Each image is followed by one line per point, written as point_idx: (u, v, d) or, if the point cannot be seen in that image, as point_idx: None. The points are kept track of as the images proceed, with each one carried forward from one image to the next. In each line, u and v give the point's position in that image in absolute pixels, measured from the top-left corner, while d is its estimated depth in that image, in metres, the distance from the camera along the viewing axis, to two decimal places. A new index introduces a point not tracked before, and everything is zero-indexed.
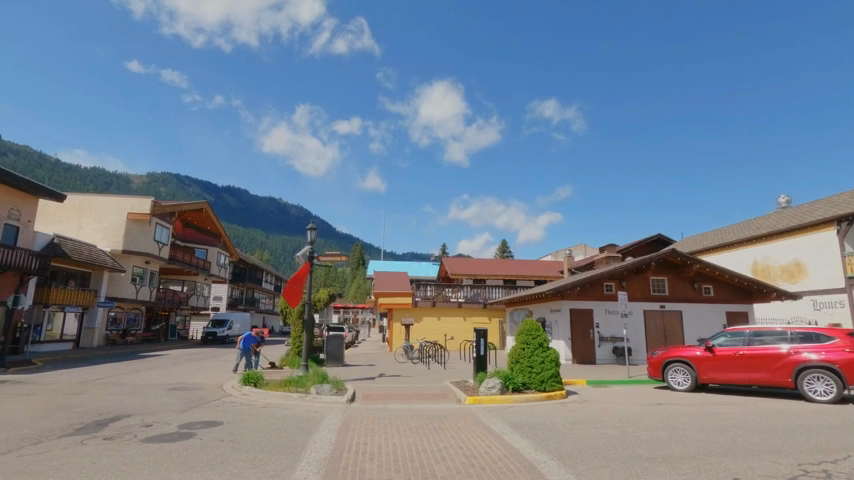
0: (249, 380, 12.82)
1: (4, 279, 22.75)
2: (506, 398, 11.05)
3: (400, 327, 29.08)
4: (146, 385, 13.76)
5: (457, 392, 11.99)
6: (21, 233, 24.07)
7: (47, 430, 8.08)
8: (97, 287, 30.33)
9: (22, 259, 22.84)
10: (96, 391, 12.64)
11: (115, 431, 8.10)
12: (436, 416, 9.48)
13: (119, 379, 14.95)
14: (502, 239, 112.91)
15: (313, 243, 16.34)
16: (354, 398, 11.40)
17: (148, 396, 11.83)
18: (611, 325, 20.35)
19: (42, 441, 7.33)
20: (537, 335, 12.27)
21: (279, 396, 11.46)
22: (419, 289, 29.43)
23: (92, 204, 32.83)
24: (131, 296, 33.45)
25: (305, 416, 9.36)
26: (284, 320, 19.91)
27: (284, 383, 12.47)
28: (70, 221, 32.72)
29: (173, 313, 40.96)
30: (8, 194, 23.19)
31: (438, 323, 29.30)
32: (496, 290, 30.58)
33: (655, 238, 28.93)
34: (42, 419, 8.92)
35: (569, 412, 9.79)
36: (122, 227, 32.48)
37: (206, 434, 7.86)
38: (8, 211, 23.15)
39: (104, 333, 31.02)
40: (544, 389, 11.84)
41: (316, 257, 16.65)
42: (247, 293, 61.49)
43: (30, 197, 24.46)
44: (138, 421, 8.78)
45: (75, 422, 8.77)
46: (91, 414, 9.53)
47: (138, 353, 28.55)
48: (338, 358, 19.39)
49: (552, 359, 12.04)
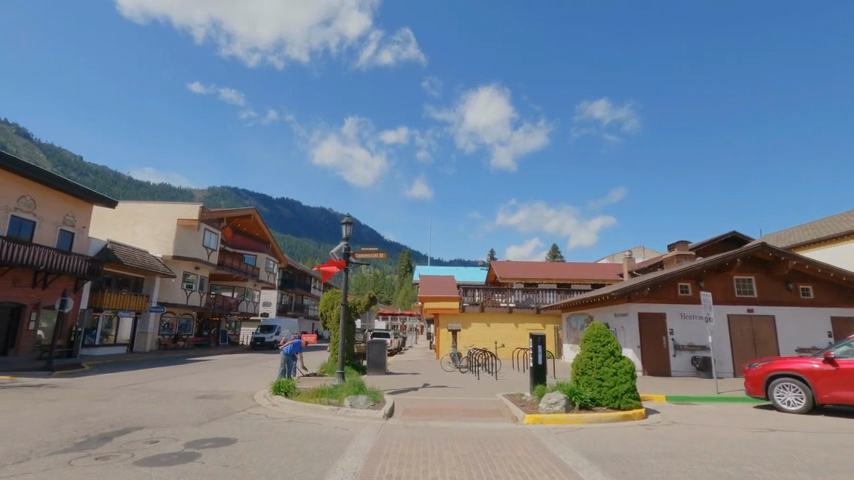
0: (279, 389, 11.63)
1: (59, 283, 23.27)
2: (574, 417, 9.12)
3: (447, 333, 27.50)
4: (176, 393, 12.92)
5: (512, 408, 10.16)
6: (76, 239, 24.52)
7: (41, 445, 7.07)
8: (149, 291, 30.88)
9: (75, 264, 23.31)
10: (123, 398, 11.91)
11: (116, 447, 6.97)
12: (487, 439, 7.75)
13: (151, 385, 14.26)
14: (553, 245, 109.57)
15: (349, 239, 15.13)
16: (392, 413, 9.88)
17: (172, 405, 10.87)
18: (690, 332, 17.70)
19: (27, 460, 6.28)
20: (607, 342, 10.21)
21: (309, 408, 10.14)
22: (466, 294, 27.71)
23: (145, 211, 33.67)
24: (182, 301, 33.98)
25: (333, 435, 7.97)
26: (324, 324, 18.73)
27: (316, 392, 11.19)
28: (126, 227, 33.70)
29: (223, 319, 41.51)
30: (62, 200, 23.68)
31: (488, 329, 27.40)
32: (550, 294, 28.40)
33: (732, 235, 25.70)
34: (46, 431, 8.00)
35: (658, 440, 7.78)
36: (173, 233, 33.02)
37: (211, 456, 6.57)
38: (63, 217, 23.66)
39: (156, 337, 31.47)
40: (618, 406, 9.80)
41: (352, 255, 15.30)
42: (295, 300, 62.05)
43: (84, 203, 24.94)
44: (144, 436, 7.64)
45: (77, 435, 7.76)
46: (102, 425, 8.58)
47: (185, 358, 28.49)
48: (381, 365, 17.99)
49: (627, 370, 9.93)
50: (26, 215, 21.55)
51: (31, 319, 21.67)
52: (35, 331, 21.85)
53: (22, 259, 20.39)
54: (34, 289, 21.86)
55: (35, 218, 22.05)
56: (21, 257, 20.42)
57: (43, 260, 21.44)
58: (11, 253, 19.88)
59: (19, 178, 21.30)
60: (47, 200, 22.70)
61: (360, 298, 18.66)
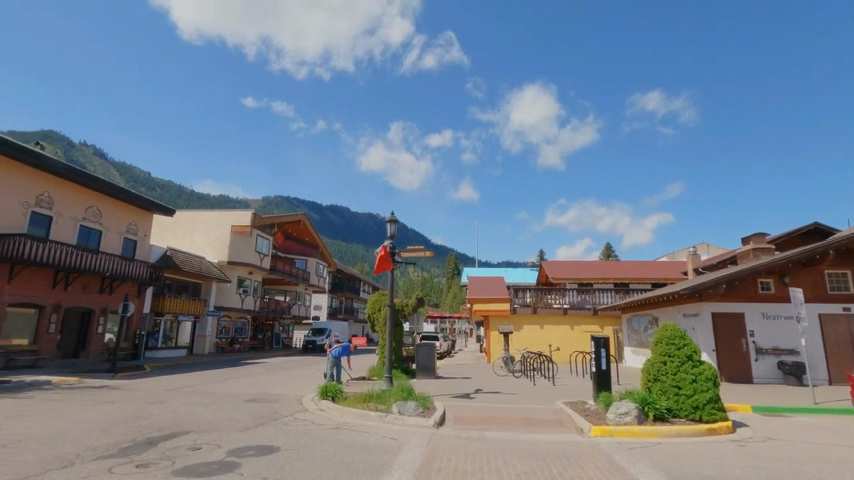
0: (326, 393, 11.27)
1: (123, 289, 24.47)
2: (648, 430, 8.04)
3: (497, 336, 26.51)
4: (226, 396, 12.89)
5: (576, 418, 9.17)
6: (139, 247, 25.75)
7: (88, 449, 6.98)
8: (207, 296, 32.03)
9: (137, 270, 24.42)
10: (176, 400, 11.98)
11: (159, 453, 6.72)
12: (551, 453, 6.90)
13: (204, 388, 14.36)
14: (606, 244, 105.43)
15: (395, 237, 14.68)
16: (443, 421, 9.19)
17: (221, 409, 10.76)
18: (774, 334, 15.82)
19: (72, 465, 6.13)
20: (684, 345, 9.05)
21: (356, 414, 9.66)
22: (517, 295, 26.61)
23: (202, 219, 35.07)
24: (237, 306, 35.02)
25: (380, 444, 7.40)
26: (371, 326, 18.35)
27: (363, 397, 10.73)
28: (184, 235, 35.19)
29: (276, 322, 42.55)
30: (126, 210, 24.91)
31: (541, 332, 26.13)
32: (607, 294, 26.75)
33: (816, 226, 23.10)
34: (97, 434, 7.96)
35: (755, 460, 6.61)
36: (228, 240, 34.20)
37: (251, 466, 6.16)
38: (127, 226, 24.90)
39: (214, 340, 32.59)
40: (699, 418, 8.60)
41: (398, 254, 14.80)
42: (345, 303, 62.87)
43: (146, 213, 26.16)
44: (188, 442, 7.37)
45: (124, 439, 7.63)
46: (150, 429, 8.48)
47: (241, 361, 29.21)
48: (431, 369, 17.37)
49: (707, 377, 8.71)
50: (93, 224, 22.77)
51: (99, 323, 22.91)
52: (102, 334, 23.09)
53: (90, 266, 21.49)
54: (102, 295, 23.08)
55: (101, 227, 23.25)
56: (89, 263, 21.51)
57: (108, 267, 22.56)
58: (80, 260, 21.01)
59: (88, 190, 22.56)
60: (112, 210, 23.93)
61: (407, 300, 18.13)
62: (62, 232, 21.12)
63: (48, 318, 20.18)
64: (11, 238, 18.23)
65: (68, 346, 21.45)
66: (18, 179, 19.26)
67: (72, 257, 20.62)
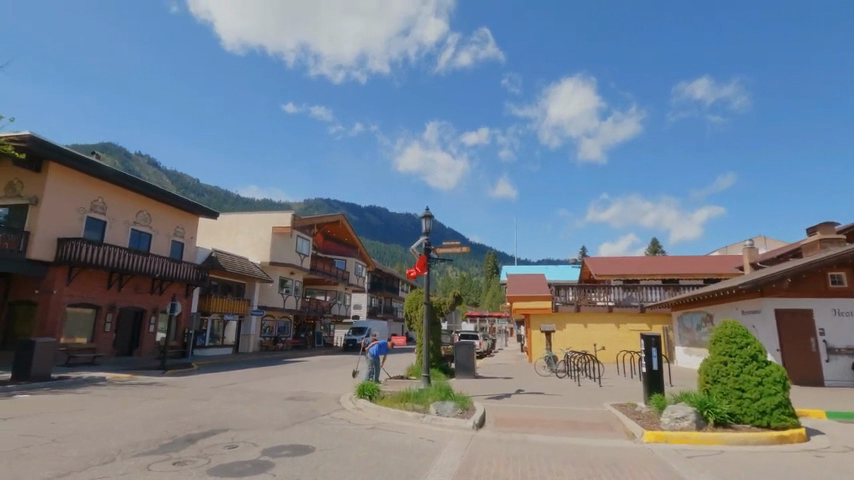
0: (364, 392, 11.12)
1: (172, 289, 25.45)
2: (709, 437, 7.34)
3: (539, 335, 25.75)
4: (267, 394, 13.00)
5: (626, 422, 8.55)
6: (186, 249, 26.75)
7: (130, 445, 7.07)
8: (251, 296, 32.94)
9: (185, 271, 25.35)
10: (218, 397, 12.20)
11: (196, 451, 6.69)
12: (600, 460, 6.38)
13: (246, 385, 14.60)
14: (652, 240, 101.31)
15: (430, 234, 14.37)
16: (483, 423, 8.80)
17: (260, 407, 10.80)
18: (846, 332, 14.45)
19: (112, 461, 6.18)
20: (746, 344, 8.25)
21: (393, 414, 9.41)
22: (559, 293, 25.75)
23: (244, 221, 36.12)
24: (280, 305, 35.84)
25: (417, 447, 7.12)
26: (409, 325, 18.13)
27: (400, 397, 10.47)
28: (229, 237, 36.35)
29: (318, 321, 43.30)
30: (174, 214, 25.92)
31: (585, 331, 25.15)
32: (655, 291, 25.42)
33: None
34: (140, 430, 8.09)
35: (836, 473, 5.85)
36: (269, 241, 35.05)
37: (285, 467, 6.00)
38: (174, 229, 25.91)
39: (258, 339, 33.49)
40: (767, 425, 7.79)
41: (434, 251, 14.48)
42: (384, 303, 63.25)
43: (192, 216, 27.12)
44: (225, 440, 7.33)
45: (165, 436, 7.71)
46: (191, 426, 8.54)
47: (283, 359, 29.81)
48: (470, 368, 16.98)
49: (775, 379, 7.88)
50: (144, 228, 23.82)
51: (151, 322, 23.95)
52: (154, 333, 24.13)
53: (142, 268, 22.47)
54: (153, 296, 24.10)
55: (151, 231, 24.29)
56: (140, 265, 22.46)
57: (158, 268, 23.52)
58: (131, 262, 21.96)
59: (139, 195, 23.59)
60: (160, 214, 24.94)
61: (445, 298, 17.76)
62: (115, 236, 22.19)
63: (104, 317, 21.25)
64: (70, 242, 19.27)
65: (123, 344, 22.51)
66: (75, 186, 20.33)
67: (125, 259, 21.62)
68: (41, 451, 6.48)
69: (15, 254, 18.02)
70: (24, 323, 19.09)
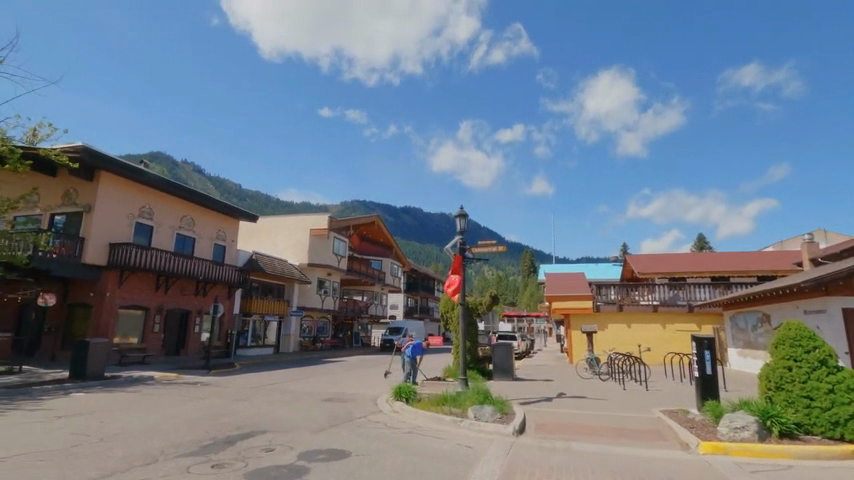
0: (400, 394, 10.99)
1: (216, 291, 26.29)
2: (773, 449, 6.73)
3: (580, 335, 24.97)
4: (305, 394, 13.11)
5: (678, 430, 8.00)
6: (228, 252, 27.59)
7: (172, 445, 7.19)
8: (290, 297, 33.66)
9: (227, 274, 26.12)
10: (259, 398, 12.39)
11: (234, 453, 6.73)
12: (651, 472, 5.95)
13: (285, 386, 14.82)
14: (699, 236, 96.71)
15: (464, 233, 14.11)
16: (523, 428, 8.47)
17: (299, 408, 10.87)
18: None
19: (155, 462, 6.28)
20: (814, 347, 7.54)
21: (430, 418, 9.23)
22: (600, 292, 24.86)
23: (283, 224, 36.96)
24: (318, 306, 36.46)
25: (454, 453, 6.89)
26: (445, 326, 17.91)
27: (437, 400, 10.25)
28: (268, 240, 37.29)
29: (355, 321, 43.80)
30: (216, 218, 26.78)
31: (629, 331, 24.17)
32: (705, 290, 24.11)
33: None
34: (182, 431, 8.25)
35: None
36: (307, 243, 35.70)
37: (320, 472, 5.92)
38: (217, 232, 26.76)
39: (298, 339, 34.18)
40: (840, 437, 7.08)
41: (469, 250, 14.17)
42: (420, 303, 63.28)
43: (233, 220, 27.90)
44: (263, 442, 7.35)
45: (206, 437, 7.83)
46: (231, 427, 8.66)
47: (322, 359, 30.27)
48: (509, 370, 16.57)
49: (849, 386, 7.15)
50: (188, 232, 24.72)
51: (196, 323, 24.81)
52: (199, 334, 24.98)
53: (187, 271, 23.30)
54: (198, 297, 24.98)
55: (195, 235, 25.18)
56: (185, 268, 23.30)
57: (202, 271, 24.34)
58: (177, 265, 22.80)
59: (183, 201, 24.48)
60: (203, 218, 25.82)
61: (481, 298, 17.43)
62: (162, 240, 23.12)
63: (153, 318, 22.15)
64: (120, 247, 20.21)
65: (170, 344, 23.45)
66: (124, 193, 21.30)
67: (171, 263, 22.47)
68: (89, 451, 6.66)
69: (71, 258, 19.06)
70: (81, 324, 20.18)
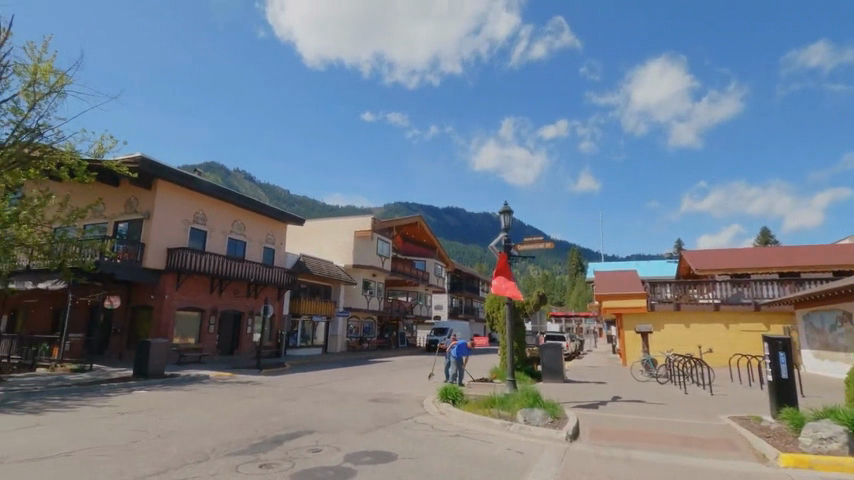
0: (447, 396, 10.77)
1: (267, 293, 27.14)
2: None
3: (633, 336, 23.79)
4: (352, 394, 13.15)
5: (753, 440, 7.28)
6: (277, 254, 28.42)
7: (223, 444, 7.30)
8: (337, 298, 34.25)
9: (277, 276, 26.90)
10: (306, 398, 12.54)
11: (282, 454, 6.73)
12: None
13: (332, 386, 14.96)
14: (761, 230, 90.47)
15: (510, 230, 13.69)
16: (577, 434, 8.02)
17: (345, 408, 10.88)
18: None
19: (206, 460, 6.38)
20: None
21: (477, 421, 8.93)
22: (655, 290, 23.56)
23: (328, 227, 37.71)
24: (363, 307, 36.93)
25: (505, 459, 6.59)
26: (491, 326, 17.51)
27: (485, 402, 9.93)
28: (315, 242, 38.15)
29: (400, 322, 44.03)
30: (265, 222, 27.64)
31: (687, 331, 22.77)
32: (772, 287, 22.33)
33: None
34: (233, 429, 8.40)
35: None
36: (352, 244, 36.21)
37: (366, 475, 5.79)
38: (265, 236, 27.61)
39: (345, 340, 34.71)
40: None
41: (515, 247, 13.73)
42: (465, 303, 62.84)
43: (281, 223, 28.67)
44: (310, 443, 7.33)
45: (255, 436, 7.92)
46: (279, 426, 8.74)
47: (368, 359, 30.57)
48: (559, 372, 15.94)
49: None
50: (239, 236, 25.64)
51: (249, 324, 25.68)
52: (251, 334, 25.84)
53: (239, 274, 24.17)
54: (249, 299, 25.87)
55: (245, 238, 26.10)
56: (237, 270, 24.19)
57: (253, 273, 25.17)
58: (230, 268, 23.70)
59: (233, 206, 25.41)
60: (253, 223, 26.72)
61: (528, 298, 16.89)
62: (215, 245, 24.11)
63: (208, 319, 23.11)
64: (178, 251, 21.27)
65: (225, 344, 24.42)
66: (179, 200, 22.36)
67: (224, 266, 23.39)
68: (147, 447, 6.88)
69: (134, 263, 20.21)
70: (144, 325, 21.37)
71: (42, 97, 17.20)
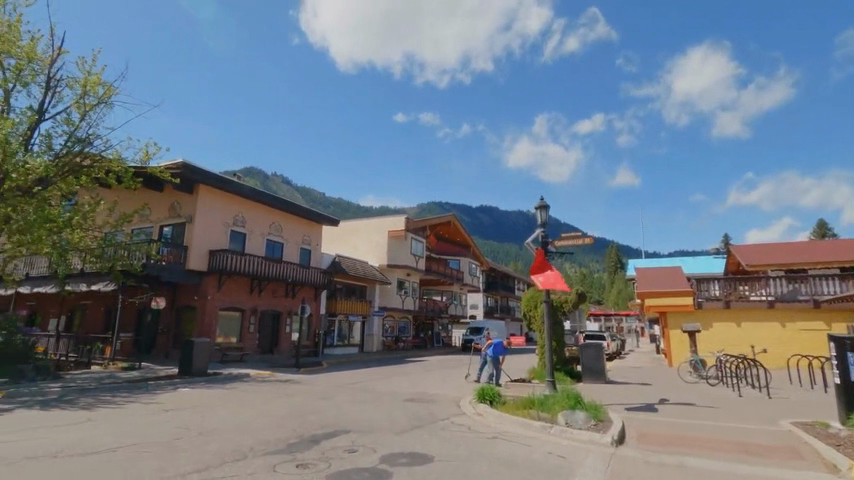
0: (484, 396, 10.52)
1: (304, 293, 27.62)
2: None
3: (679, 335, 22.72)
4: (388, 394, 13.10)
5: (821, 450, 6.67)
6: (313, 255, 28.86)
7: (262, 442, 7.35)
8: (372, 298, 34.50)
9: (314, 276, 27.34)
10: (343, 397, 12.58)
11: (319, 453, 6.70)
12: None
13: (369, 385, 14.99)
14: (818, 223, 84.90)
15: (546, 226, 13.31)
16: (623, 438, 7.61)
17: (382, 408, 10.82)
18: None
19: (244, 458, 6.42)
20: None
21: (516, 423, 8.66)
22: (702, 288, 22.35)
23: (362, 227, 38.07)
24: (398, 306, 37.04)
25: (547, 464, 6.29)
26: (529, 325, 17.09)
27: (524, 403, 9.62)
28: (349, 243, 38.61)
29: (436, 321, 43.92)
30: (301, 223, 28.13)
31: (739, 331, 21.53)
32: (833, 282, 20.76)
33: None
34: (271, 428, 8.47)
35: None
36: (386, 244, 36.41)
37: (402, 477, 5.66)
38: (302, 237, 28.10)
39: (381, 339, 34.89)
40: None
41: (552, 243, 13.32)
42: (500, 302, 62.09)
43: (317, 225, 29.10)
44: (346, 443, 7.28)
45: (293, 435, 7.94)
46: (316, 426, 8.75)
47: (404, 359, 30.61)
48: (600, 372, 15.37)
49: None
50: (277, 238, 26.20)
51: (287, 324, 26.19)
52: (290, 334, 26.35)
53: (277, 274, 24.69)
54: (288, 299, 26.38)
55: (283, 240, 26.64)
56: (276, 271, 24.72)
57: (290, 274, 25.64)
58: (269, 268, 24.25)
59: (271, 208, 25.98)
60: (290, 224, 27.24)
61: (567, 296, 16.37)
62: (254, 246, 24.73)
63: (249, 319, 23.72)
64: (219, 253, 21.93)
65: (265, 343, 24.99)
66: (219, 204, 23.04)
67: (263, 267, 23.94)
68: (189, 445, 7.00)
69: (178, 265, 20.97)
70: (188, 325, 22.14)
71: (92, 108, 18.10)
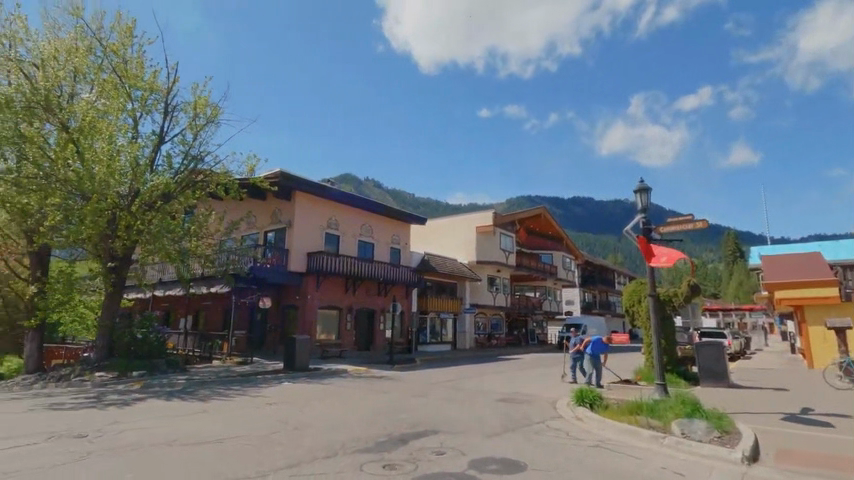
0: (583, 399, 9.70)
1: (396, 291, 28.22)
2: None
3: (821, 332, 19.57)
4: (479, 393, 12.74)
5: None
6: (403, 254, 29.38)
7: (352, 440, 7.39)
8: (463, 295, 34.32)
9: (404, 274, 27.81)
10: (434, 395, 12.47)
11: (407, 454, 6.52)
12: None
13: (460, 383, 14.76)
14: None
15: (648, 210, 11.97)
16: (756, 455, 6.43)
17: (473, 408, 10.47)
18: None
19: (334, 456, 6.45)
20: None
21: (620, 430, 7.80)
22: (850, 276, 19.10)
23: (450, 225, 38.09)
24: (490, 303, 36.44)
25: None
26: (632, 321, 15.61)
27: (629, 408, 8.64)
28: (438, 241, 38.84)
29: (529, 318, 42.52)
30: (390, 223, 28.77)
31: None
32: None
33: None
34: (362, 425, 8.54)
35: None
36: (474, 241, 36.02)
37: None
38: (391, 237, 28.74)
39: (473, 336, 34.58)
40: None
41: (655, 229, 11.92)
42: (599, 298, 58.54)
43: (405, 224, 29.59)
44: (435, 444, 7.03)
45: (382, 433, 7.90)
46: (405, 424, 8.66)
47: (498, 356, 29.99)
48: (722, 375, 13.55)
49: None
50: (367, 238, 27.05)
51: (381, 321, 26.92)
52: (384, 331, 27.06)
53: (370, 274, 25.53)
54: (380, 297, 27.14)
55: (373, 240, 27.45)
56: (368, 270, 25.56)
57: (382, 273, 26.33)
58: (362, 268, 25.14)
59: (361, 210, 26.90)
60: (379, 225, 27.99)
61: (675, 289, 14.64)
62: (347, 247, 25.79)
63: (345, 317, 24.78)
64: (317, 255, 23.19)
65: (361, 341, 25.96)
66: (314, 208, 24.29)
67: (356, 266, 24.86)
68: (286, 439, 7.25)
69: (281, 267, 22.54)
70: (292, 322, 23.69)
71: (202, 128, 20.04)
